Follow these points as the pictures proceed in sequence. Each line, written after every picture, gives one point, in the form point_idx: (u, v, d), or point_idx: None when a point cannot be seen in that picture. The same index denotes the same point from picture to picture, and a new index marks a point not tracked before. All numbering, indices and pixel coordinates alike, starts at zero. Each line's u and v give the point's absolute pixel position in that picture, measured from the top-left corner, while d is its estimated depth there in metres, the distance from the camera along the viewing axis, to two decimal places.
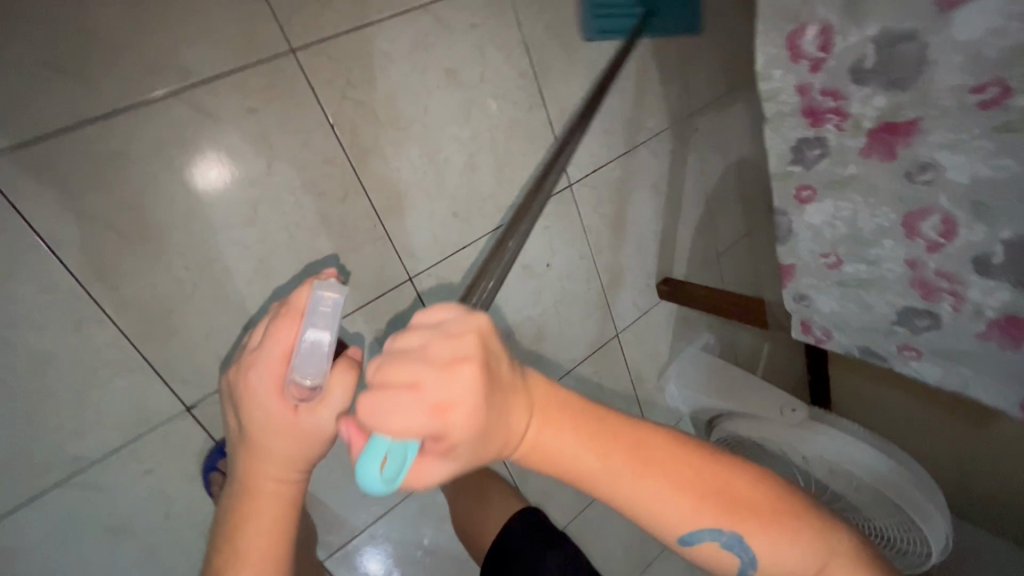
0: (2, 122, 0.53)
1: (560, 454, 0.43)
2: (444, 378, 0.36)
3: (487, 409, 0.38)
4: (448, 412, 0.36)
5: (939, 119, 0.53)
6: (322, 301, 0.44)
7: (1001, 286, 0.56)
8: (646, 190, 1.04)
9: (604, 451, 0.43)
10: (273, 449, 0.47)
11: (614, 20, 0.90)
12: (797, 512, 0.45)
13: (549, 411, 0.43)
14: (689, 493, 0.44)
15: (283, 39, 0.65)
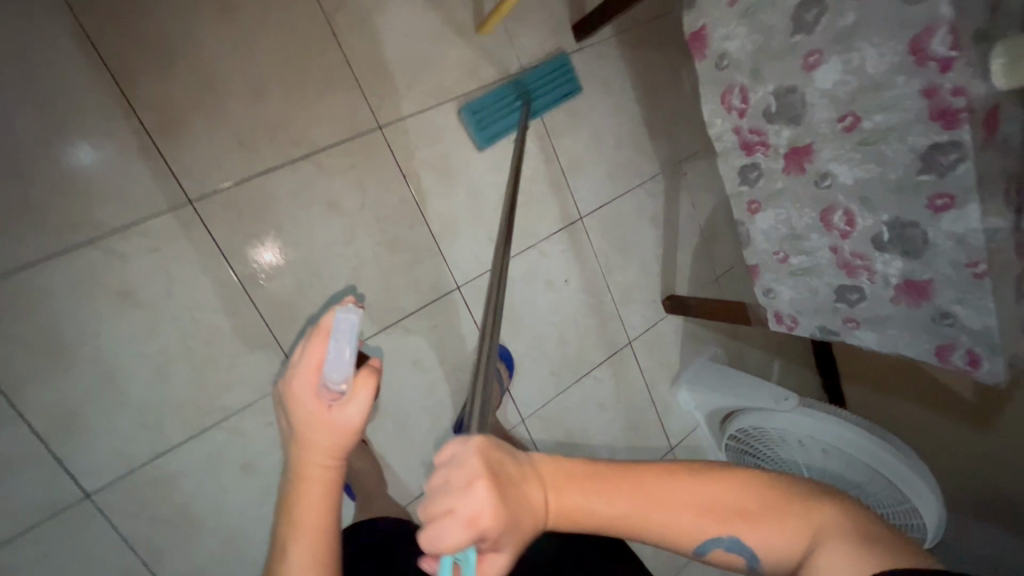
0: (205, 177, 0.84)
1: (581, 510, 0.48)
2: (466, 497, 0.42)
3: (506, 504, 0.43)
4: (479, 522, 0.41)
5: (825, 141, 0.76)
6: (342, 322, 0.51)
7: (894, 257, 0.75)
8: (646, 222, 1.28)
9: (608, 498, 0.48)
10: (314, 439, 0.52)
11: (498, 121, 1.05)
12: (786, 501, 0.49)
13: (558, 480, 0.48)
14: (692, 510, 0.49)
15: (374, 119, 0.96)
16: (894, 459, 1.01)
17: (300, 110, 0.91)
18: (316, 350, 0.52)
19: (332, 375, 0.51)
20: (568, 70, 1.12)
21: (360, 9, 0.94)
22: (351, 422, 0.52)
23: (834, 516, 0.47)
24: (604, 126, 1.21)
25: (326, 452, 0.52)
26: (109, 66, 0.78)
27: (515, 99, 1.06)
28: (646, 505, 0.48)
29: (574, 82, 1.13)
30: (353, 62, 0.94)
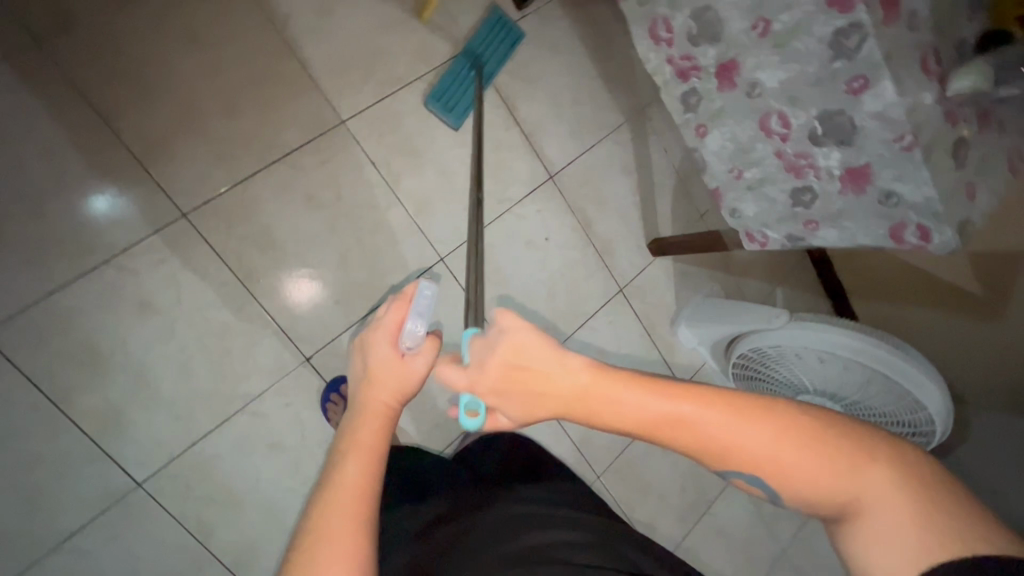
0: (194, 192, 0.94)
1: (593, 415, 0.52)
2: (478, 367, 0.56)
3: (507, 385, 0.56)
4: (485, 392, 0.57)
5: (745, 51, 0.79)
6: (425, 294, 0.66)
7: (833, 149, 0.78)
8: (618, 172, 1.32)
9: (632, 412, 0.50)
10: (385, 380, 0.64)
11: (462, 97, 1.12)
12: (833, 459, 0.45)
13: (576, 390, 0.53)
14: (719, 442, 0.48)
15: (336, 115, 1.04)
16: (899, 358, 1.02)
17: (267, 116, 0.99)
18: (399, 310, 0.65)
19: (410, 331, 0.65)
20: (506, 22, 1.16)
21: (308, 14, 1.02)
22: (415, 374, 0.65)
23: (886, 476, 0.44)
24: (560, 86, 1.25)
25: (391, 393, 0.64)
26: (90, 101, 0.88)
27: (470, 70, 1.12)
28: (661, 423, 0.49)
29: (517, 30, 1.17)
30: (310, 64, 1.02)
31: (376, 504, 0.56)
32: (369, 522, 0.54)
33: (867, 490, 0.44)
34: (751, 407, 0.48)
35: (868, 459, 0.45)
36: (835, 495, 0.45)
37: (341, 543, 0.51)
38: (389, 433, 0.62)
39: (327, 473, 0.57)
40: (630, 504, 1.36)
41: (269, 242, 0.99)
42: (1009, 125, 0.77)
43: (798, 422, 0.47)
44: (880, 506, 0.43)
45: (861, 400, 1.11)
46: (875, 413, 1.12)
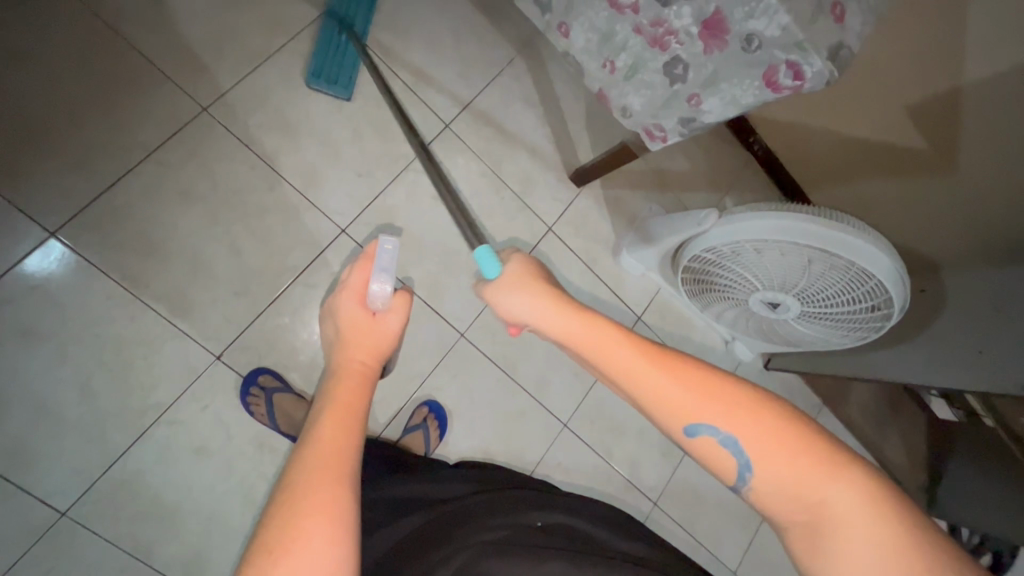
0: (58, 208, 0.91)
1: (592, 340, 0.57)
2: (529, 265, 0.65)
3: (530, 283, 0.63)
4: (520, 270, 0.64)
5: None
6: (386, 251, 0.69)
7: (681, 6, 0.72)
8: (521, 108, 1.25)
9: (622, 349, 0.54)
10: (357, 339, 0.66)
11: (342, 67, 1.07)
12: (806, 445, 0.47)
13: (591, 317, 0.58)
14: (695, 391, 0.51)
15: (196, 104, 0.99)
16: (832, 230, 0.93)
17: (121, 120, 0.95)
18: (362, 272, 0.68)
19: (375, 290, 0.68)
20: None
21: (141, 7, 0.98)
22: (385, 331, 0.68)
23: (853, 475, 0.46)
24: (437, 29, 1.18)
25: (368, 351, 0.66)
26: None
27: (340, 37, 1.08)
28: (658, 365, 0.52)
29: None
30: (155, 58, 0.98)
31: (357, 455, 0.54)
32: (349, 469, 0.51)
33: (834, 487, 0.45)
34: (739, 388, 0.51)
35: (837, 456, 0.47)
36: (810, 495, 0.46)
37: (320, 490, 0.48)
38: (368, 389, 0.62)
39: (303, 437, 0.54)
40: (608, 449, 1.28)
41: (150, 246, 0.95)
42: None
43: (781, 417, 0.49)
44: (854, 510, 0.44)
45: (811, 285, 1.03)
46: (829, 297, 1.04)
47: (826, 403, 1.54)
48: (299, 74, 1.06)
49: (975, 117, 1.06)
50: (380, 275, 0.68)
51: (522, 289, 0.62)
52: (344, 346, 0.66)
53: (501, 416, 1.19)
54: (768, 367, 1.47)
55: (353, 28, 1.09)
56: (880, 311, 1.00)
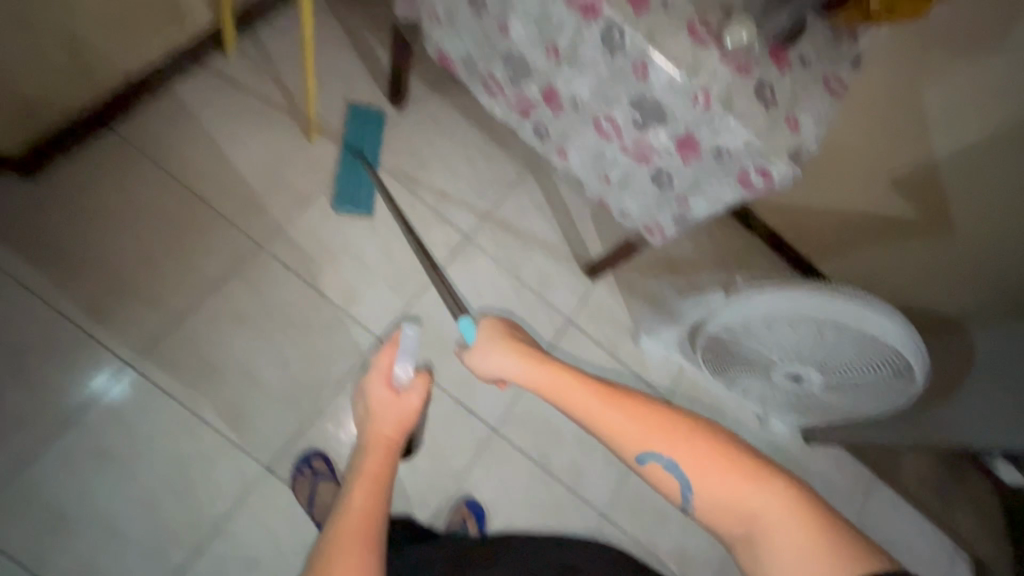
0: (135, 342, 1.04)
1: (558, 386, 0.65)
2: (500, 323, 0.77)
3: (505, 339, 0.74)
4: (494, 328, 0.76)
5: (553, 76, 0.87)
6: (408, 338, 0.89)
7: (657, 128, 0.83)
8: (533, 214, 1.39)
9: (581, 392, 0.63)
10: (382, 412, 0.75)
11: (357, 186, 1.23)
12: (732, 465, 0.56)
13: (553, 365, 0.67)
14: (640, 424, 0.59)
15: (252, 241, 1.16)
16: (840, 300, 0.96)
17: (192, 263, 1.11)
18: (388, 353, 0.82)
19: (399, 372, 0.80)
20: (363, 111, 1.29)
21: (208, 168, 1.17)
22: (408, 405, 0.76)
23: (777, 489, 0.54)
24: (454, 156, 1.36)
25: (392, 424, 0.74)
26: (40, 296, 1.02)
27: (353, 161, 1.24)
28: (609, 404, 0.61)
29: (372, 111, 1.30)
30: (219, 208, 1.16)
31: (381, 522, 0.63)
32: (376, 532, 0.62)
33: (760, 500, 0.54)
34: (675, 416, 0.60)
35: (763, 474, 0.56)
36: (741, 508, 0.55)
37: (351, 552, 0.59)
38: (392, 459, 0.71)
39: (339, 503, 0.65)
40: (652, 538, 1.24)
41: (211, 368, 1.06)
42: (811, 58, 0.82)
43: (712, 441, 0.58)
44: (779, 518, 0.53)
45: (831, 354, 1.05)
46: (850, 364, 1.05)
47: (878, 475, 1.48)
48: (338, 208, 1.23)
49: (966, 183, 1.12)
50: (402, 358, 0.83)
51: (493, 345, 0.74)
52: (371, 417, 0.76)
53: (539, 509, 1.19)
54: (807, 442, 1.44)
55: (363, 152, 1.26)
56: (907, 376, 1.01)
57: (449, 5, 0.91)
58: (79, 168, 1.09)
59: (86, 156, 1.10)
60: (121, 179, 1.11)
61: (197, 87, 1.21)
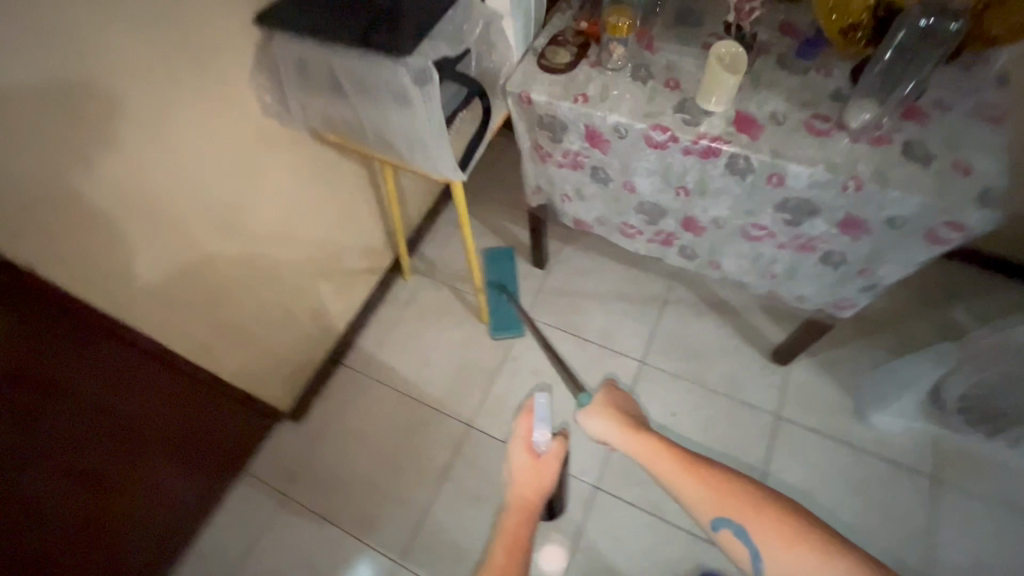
0: (396, 542, 1.20)
1: (642, 446, 0.73)
2: (609, 388, 0.87)
3: (614, 404, 0.84)
4: (606, 391, 0.86)
5: (689, 209, 0.95)
6: (540, 404, 0.97)
7: (813, 220, 0.84)
8: (697, 319, 1.39)
9: (659, 455, 0.70)
10: (523, 476, 0.91)
11: (506, 316, 1.41)
12: (806, 536, 0.57)
13: (641, 430, 0.75)
14: (712, 491, 0.63)
15: (462, 423, 1.32)
16: None
17: (422, 456, 1.29)
18: (524, 424, 0.95)
19: (539, 438, 0.93)
20: (498, 252, 1.51)
21: (415, 373, 1.39)
22: (548, 469, 0.92)
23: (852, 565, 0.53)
24: (605, 292, 1.46)
25: (534, 488, 0.89)
26: (321, 518, 1.23)
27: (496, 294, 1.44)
28: (683, 468, 0.67)
29: (503, 249, 1.52)
30: (431, 402, 1.35)
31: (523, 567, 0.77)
32: None
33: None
34: (737, 487, 0.63)
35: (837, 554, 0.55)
36: None
37: None
38: (530, 521, 0.85)
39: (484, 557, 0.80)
40: None
41: (459, 552, 1.18)
42: (950, 100, 0.80)
43: (779, 514, 0.59)
44: None
45: None
46: None
47: None
48: (521, 371, 1.37)
49: None
50: (539, 424, 0.95)
51: (600, 412, 0.82)
52: (517, 480, 0.91)
53: None
54: None
55: (504, 284, 1.45)
56: None
57: (575, 186, 1.06)
58: (328, 403, 1.36)
59: (331, 392, 1.37)
60: (356, 400, 1.36)
61: (390, 310, 1.48)
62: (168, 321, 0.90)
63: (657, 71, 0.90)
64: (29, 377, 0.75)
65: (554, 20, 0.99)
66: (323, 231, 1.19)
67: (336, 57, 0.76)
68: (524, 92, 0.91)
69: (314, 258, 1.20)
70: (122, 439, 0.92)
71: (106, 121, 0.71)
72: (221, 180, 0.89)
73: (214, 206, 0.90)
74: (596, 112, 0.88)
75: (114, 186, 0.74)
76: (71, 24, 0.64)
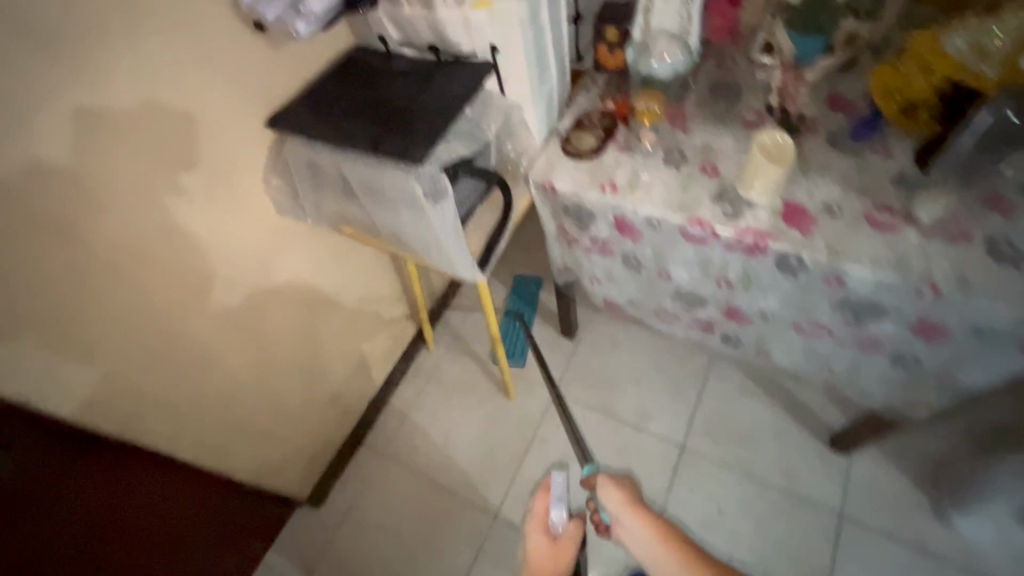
0: None
1: (654, 547, 0.70)
2: (621, 475, 0.80)
3: (628, 492, 0.77)
4: (619, 478, 0.79)
5: (733, 300, 0.86)
6: (558, 481, 0.93)
7: (879, 321, 0.74)
8: (743, 398, 1.28)
9: (669, 560, 0.68)
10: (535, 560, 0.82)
11: (518, 344, 1.39)
12: None
13: (657, 530, 0.71)
14: None
15: (488, 513, 1.23)
16: None
17: (446, 550, 1.20)
18: (541, 502, 0.90)
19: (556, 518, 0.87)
20: (524, 279, 1.52)
21: (437, 454, 1.32)
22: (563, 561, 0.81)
23: None
24: (640, 365, 1.37)
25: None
26: None
27: (512, 320, 1.43)
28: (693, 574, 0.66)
29: (531, 277, 1.52)
30: (456, 489, 1.27)
31: None
32: None
33: None
34: None
35: None
36: None
37: None
38: None
39: None
40: None
41: None
42: None
43: None
44: None
45: None
46: None
47: None
48: (550, 454, 1.27)
49: None
50: (555, 503, 0.89)
51: (616, 481, 0.78)
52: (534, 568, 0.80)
53: None
54: None
55: (523, 312, 1.44)
56: None
57: (605, 270, 0.99)
58: (348, 488, 1.30)
59: (351, 475, 1.31)
60: (378, 484, 1.30)
61: (412, 384, 1.42)
62: (178, 430, 0.87)
63: (691, 155, 0.83)
64: (94, 488, 0.74)
65: (578, 99, 0.94)
66: (346, 313, 1.16)
67: (347, 162, 0.73)
68: (547, 181, 0.85)
69: (337, 340, 1.16)
70: (166, 544, 0.89)
71: (134, 234, 0.71)
72: (233, 285, 0.87)
73: (241, 310, 0.90)
74: (625, 203, 0.81)
75: (134, 304, 0.74)
76: (115, 145, 0.66)
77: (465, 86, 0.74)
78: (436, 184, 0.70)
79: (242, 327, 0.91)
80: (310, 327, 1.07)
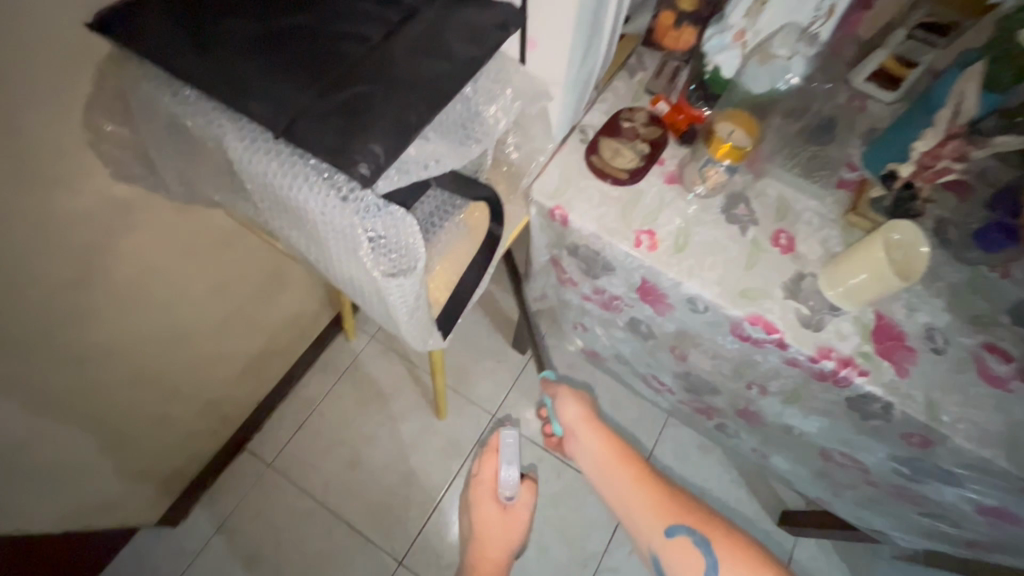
0: None
1: (597, 452, 0.83)
2: (571, 390, 0.89)
3: (584, 402, 0.88)
4: (572, 394, 0.89)
5: (758, 404, 0.67)
6: (508, 445, 1.02)
7: (942, 486, 0.58)
8: (699, 454, 1.14)
9: (614, 468, 0.81)
10: (487, 524, 0.95)
11: None
12: (748, 556, 0.64)
13: (601, 435, 0.84)
14: (659, 507, 0.72)
15: (391, 557, 1.02)
16: None
17: None
18: (491, 462, 1.00)
19: (506, 479, 0.98)
20: None
21: (337, 474, 1.07)
22: (518, 515, 0.97)
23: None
24: (593, 396, 1.17)
25: (499, 544, 0.94)
26: None
27: None
28: (636, 481, 0.78)
29: None
30: (357, 524, 1.04)
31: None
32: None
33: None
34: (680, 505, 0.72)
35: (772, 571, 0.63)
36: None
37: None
38: None
39: None
40: None
41: None
42: None
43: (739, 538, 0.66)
44: None
45: None
46: None
47: None
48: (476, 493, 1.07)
49: None
50: (505, 463, 0.99)
51: (576, 399, 0.88)
52: (477, 539, 0.95)
53: None
54: None
55: None
56: None
57: (596, 320, 0.75)
58: (218, 504, 1.03)
59: (223, 489, 1.04)
60: (256, 506, 1.03)
61: (320, 379, 1.13)
62: None
63: (762, 212, 0.59)
64: None
65: (617, 85, 0.65)
66: (241, 299, 0.85)
67: (244, 148, 0.42)
68: (559, 209, 0.58)
69: (224, 333, 0.86)
70: None
71: None
72: (29, 301, 0.53)
73: (55, 328, 0.58)
74: (663, 270, 0.56)
75: None
76: None
77: (464, 42, 0.43)
78: (393, 252, 0.42)
79: (57, 350, 0.60)
80: (179, 327, 0.76)
